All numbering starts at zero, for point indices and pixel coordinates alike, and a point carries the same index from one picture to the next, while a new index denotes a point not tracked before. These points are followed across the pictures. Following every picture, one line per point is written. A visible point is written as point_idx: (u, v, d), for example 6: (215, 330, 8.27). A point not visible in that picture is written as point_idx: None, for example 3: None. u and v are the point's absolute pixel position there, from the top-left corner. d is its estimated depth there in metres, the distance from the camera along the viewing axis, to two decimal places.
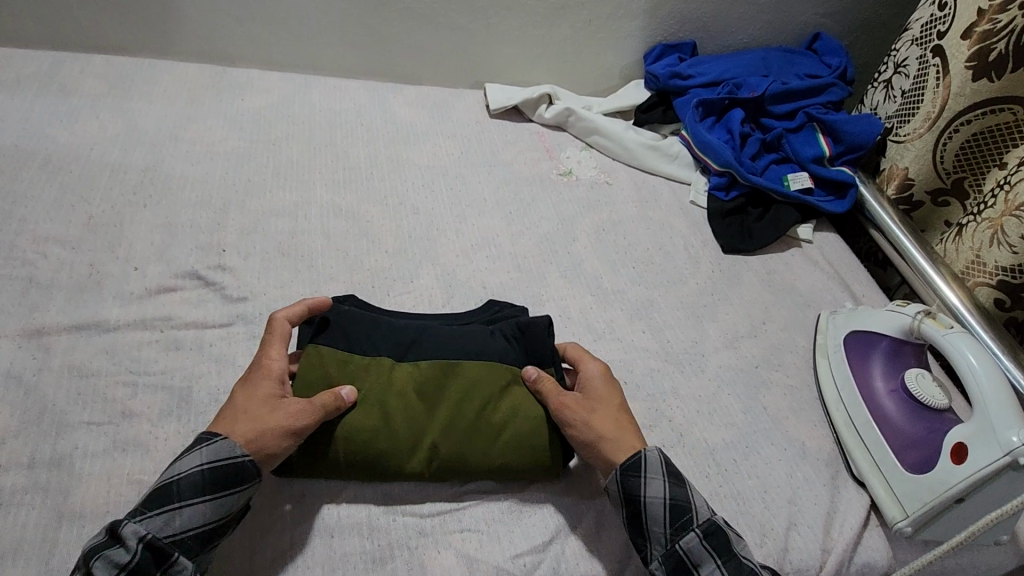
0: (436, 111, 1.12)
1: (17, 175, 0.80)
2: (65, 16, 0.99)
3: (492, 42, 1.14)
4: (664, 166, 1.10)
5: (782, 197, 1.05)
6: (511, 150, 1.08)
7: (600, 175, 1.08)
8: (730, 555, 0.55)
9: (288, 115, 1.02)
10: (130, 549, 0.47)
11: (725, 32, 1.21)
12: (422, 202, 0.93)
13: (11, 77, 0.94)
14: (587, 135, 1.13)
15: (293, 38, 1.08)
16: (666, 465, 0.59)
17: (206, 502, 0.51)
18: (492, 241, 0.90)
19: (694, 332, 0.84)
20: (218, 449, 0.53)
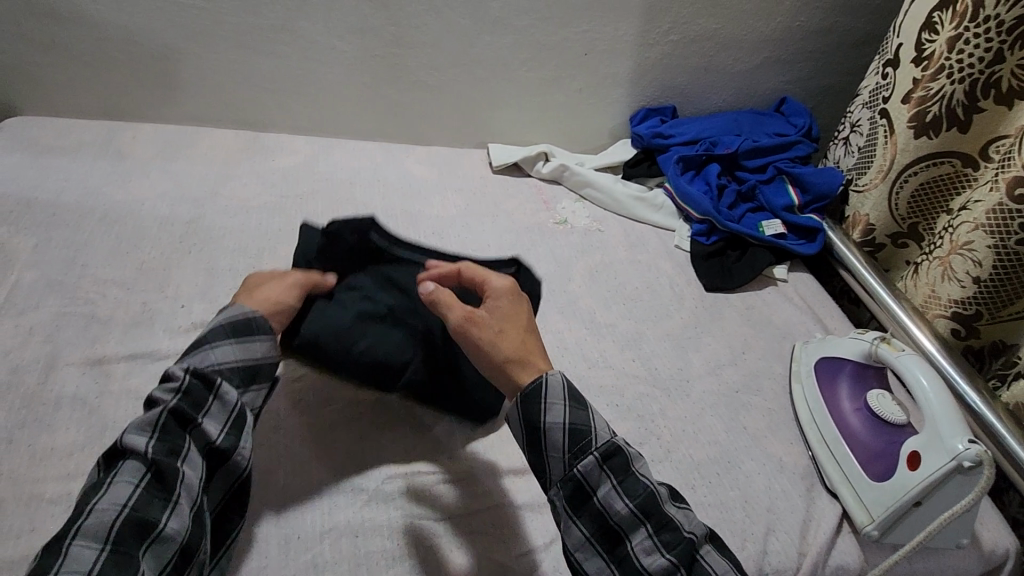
0: (444, 168, 1.25)
1: (80, 226, 0.91)
2: (119, 91, 1.13)
3: (494, 108, 1.28)
4: (651, 215, 1.23)
5: (758, 241, 1.16)
6: (512, 201, 1.20)
7: (592, 223, 1.19)
8: (625, 474, 0.62)
9: (313, 174, 1.15)
10: (178, 377, 0.60)
11: (701, 97, 1.35)
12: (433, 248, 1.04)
13: (73, 143, 1.07)
14: (581, 188, 1.26)
15: (318, 107, 1.22)
16: (567, 389, 0.65)
17: (230, 342, 0.65)
18: None
19: (679, 361, 0.92)
20: (250, 313, 0.67)
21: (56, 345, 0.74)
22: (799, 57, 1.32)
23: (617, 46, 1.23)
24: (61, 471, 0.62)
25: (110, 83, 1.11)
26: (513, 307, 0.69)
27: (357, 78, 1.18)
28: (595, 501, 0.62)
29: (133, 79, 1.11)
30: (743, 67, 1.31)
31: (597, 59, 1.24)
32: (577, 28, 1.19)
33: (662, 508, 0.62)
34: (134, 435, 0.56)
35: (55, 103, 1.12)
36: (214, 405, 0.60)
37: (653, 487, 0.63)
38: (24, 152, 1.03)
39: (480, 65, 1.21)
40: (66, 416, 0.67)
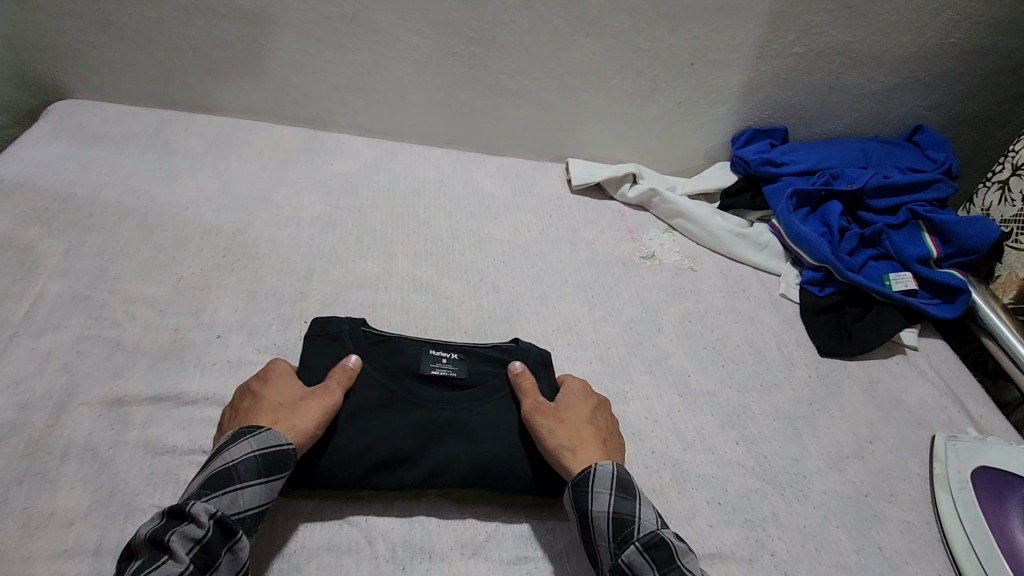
0: (518, 183, 1.12)
1: (117, 231, 0.81)
2: (175, 79, 1.03)
3: (578, 119, 1.14)
4: (753, 255, 1.06)
5: (884, 297, 0.97)
6: (591, 228, 1.05)
7: (684, 260, 1.03)
8: (672, 567, 0.54)
9: (373, 183, 1.03)
10: (202, 526, 0.50)
11: (818, 119, 1.17)
12: (503, 280, 0.90)
13: (121, 133, 0.98)
14: (671, 219, 1.10)
15: (386, 108, 1.10)
16: (617, 478, 0.60)
17: (268, 474, 0.56)
18: (573, 327, 0.86)
19: (794, 448, 0.76)
20: (261, 439, 0.57)
21: (73, 376, 0.64)
22: (943, 80, 1.12)
23: (730, 56, 1.06)
24: (58, 546, 0.52)
25: (165, 69, 1.02)
26: (583, 404, 0.68)
27: (431, 78, 1.06)
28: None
29: (190, 66, 1.02)
30: (875, 89, 1.12)
31: (705, 70, 1.08)
32: (687, 34, 1.03)
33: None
34: None
35: (108, 87, 1.03)
36: (224, 561, 0.50)
37: None
38: (67, 140, 0.94)
39: (570, 71, 1.06)
40: (72, 470, 0.56)
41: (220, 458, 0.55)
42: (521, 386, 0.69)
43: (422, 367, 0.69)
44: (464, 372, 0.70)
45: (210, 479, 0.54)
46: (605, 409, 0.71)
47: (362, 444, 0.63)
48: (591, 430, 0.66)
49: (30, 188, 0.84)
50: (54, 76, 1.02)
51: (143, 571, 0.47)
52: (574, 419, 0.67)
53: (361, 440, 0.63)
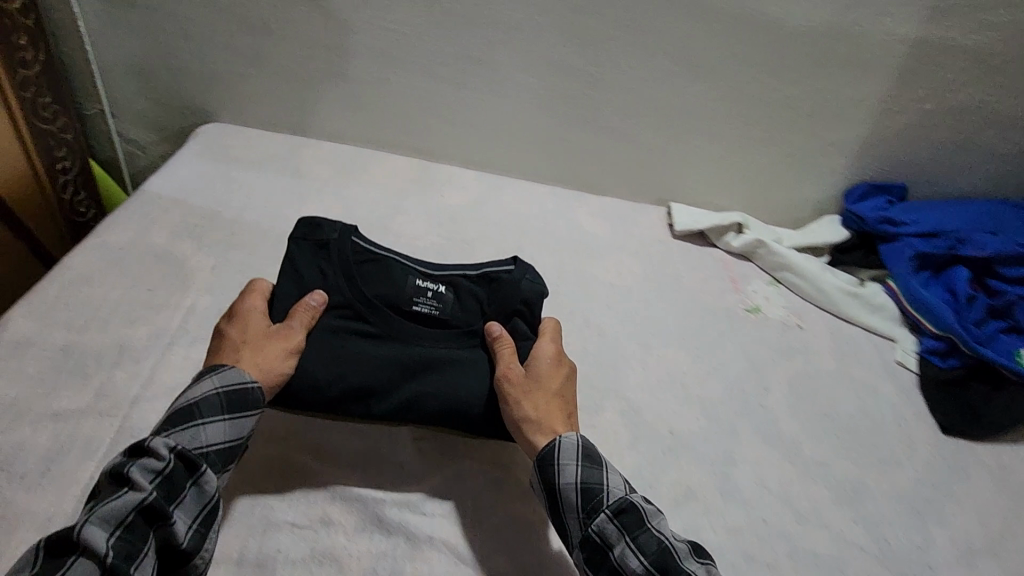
0: (618, 224, 1.12)
1: (255, 250, 0.87)
2: (305, 107, 1.11)
3: (684, 165, 1.13)
4: (866, 316, 1.01)
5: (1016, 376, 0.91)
6: (694, 277, 1.04)
7: (791, 316, 1.00)
8: (640, 532, 0.60)
9: (480, 220, 1.05)
10: (162, 458, 0.57)
11: (941, 178, 1.11)
12: (607, 324, 0.90)
13: (256, 156, 1.06)
14: (776, 270, 1.06)
15: (497, 145, 1.13)
16: (581, 450, 0.67)
17: (234, 416, 0.64)
18: (678, 379, 0.84)
19: (917, 536, 0.72)
20: (225, 376, 0.66)
21: None
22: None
23: (852, 111, 1.03)
24: None
25: (299, 100, 1.10)
26: (551, 375, 0.74)
27: (543, 119, 1.09)
28: (609, 561, 0.61)
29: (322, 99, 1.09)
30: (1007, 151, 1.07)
31: (823, 123, 1.05)
32: (808, 87, 1.01)
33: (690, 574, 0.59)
34: (95, 526, 0.52)
35: (246, 112, 1.12)
36: (185, 492, 0.59)
37: (673, 544, 0.61)
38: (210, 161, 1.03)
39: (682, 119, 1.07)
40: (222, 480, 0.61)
41: (186, 400, 0.63)
42: (498, 347, 0.76)
43: (405, 303, 0.79)
44: (446, 306, 0.80)
45: (167, 418, 0.63)
46: (574, 377, 0.77)
47: (332, 375, 0.72)
48: (553, 397, 0.73)
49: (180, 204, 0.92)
50: (204, 101, 1.12)
51: (109, 502, 0.54)
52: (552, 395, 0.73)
53: (338, 367, 0.73)
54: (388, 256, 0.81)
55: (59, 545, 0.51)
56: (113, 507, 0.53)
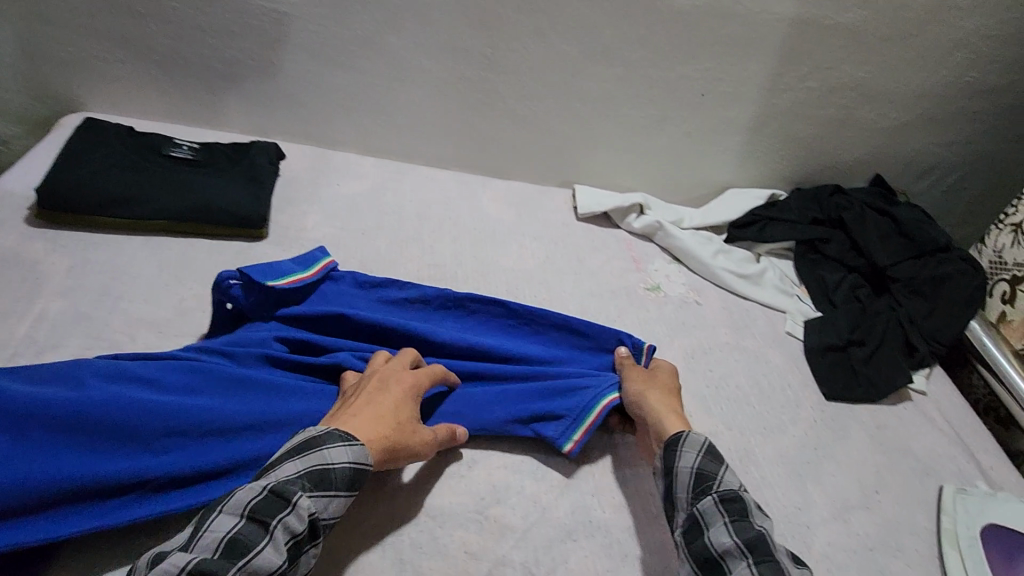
0: (731, 313, 0.93)
1: (490, 290, 0.86)
2: (488, 150, 1.04)
3: (699, 163, 1.06)
4: (890, 350, 0.88)
5: (893, 341, 0.89)
6: (777, 354, 0.87)
7: (908, 433, 0.81)
8: (743, 519, 0.52)
9: (713, 324, 0.90)
10: (302, 521, 0.47)
11: (827, 148, 1.05)
12: (778, 437, 0.75)
13: (401, 200, 0.97)
14: (737, 280, 0.96)
15: (698, 156, 1.05)
16: (707, 443, 0.59)
17: (348, 498, 0.51)
18: (896, 527, 0.68)
19: None
20: (359, 452, 0.52)
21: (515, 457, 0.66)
22: (991, 90, 1.00)
23: (743, 92, 0.97)
24: None
25: (494, 139, 1.02)
26: (671, 383, 0.69)
27: (608, 103, 0.98)
28: (703, 539, 0.52)
29: (526, 159, 1.05)
30: (886, 128, 1.03)
31: (896, 197, 1.07)
32: (764, 68, 0.94)
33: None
34: None
35: (399, 120, 1.00)
36: (302, 561, 0.48)
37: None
38: (357, 258, 0.85)
39: (896, 203, 1.04)
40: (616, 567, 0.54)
41: (319, 452, 0.51)
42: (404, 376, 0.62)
43: (164, 150, 0.86)
44: (194, 156, 0.86)
45: (294, 451, 0.51)
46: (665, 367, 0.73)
47: (148, 195, 0.80)
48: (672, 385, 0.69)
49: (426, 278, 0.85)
50: (343, 140, 1.02)
51: (247, 555, 0.43)
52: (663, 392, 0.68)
53: (197, 198, 0.80)
54: (168, 149, 0.86)
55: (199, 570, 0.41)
56: (258, 561, 0.43)
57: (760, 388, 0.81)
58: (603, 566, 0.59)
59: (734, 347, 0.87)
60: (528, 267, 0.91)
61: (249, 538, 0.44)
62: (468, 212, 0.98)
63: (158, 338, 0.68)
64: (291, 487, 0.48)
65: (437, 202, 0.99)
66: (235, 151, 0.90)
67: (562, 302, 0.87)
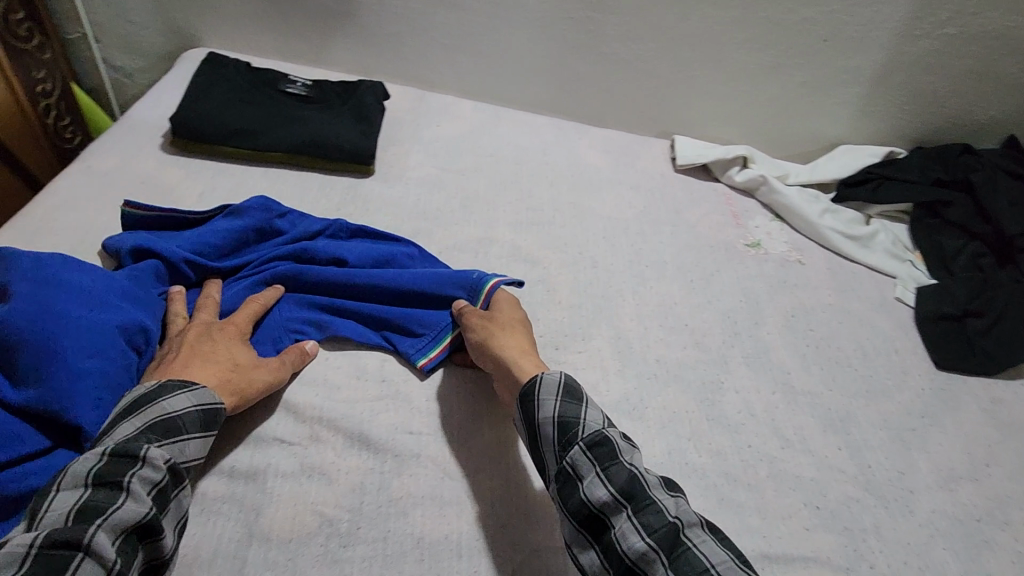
0: (836, 274, 0.89)
1: (585, 236, 0.86)
2: (586, 96, 1.02)
3: (810, 115, 1.00)
4: (1019, 324, 0.82)
5: (1020, 316, 0.82)
6: (885, 320, 0.83)
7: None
8: (613, 462, 0.51)
9: (815, 285, 0.86)
10: (160, 468, 0.47)
11: (958, 103, 0.97)
12: (882, 402, 0.73)
13: (497, 143, 0.97)
14: (846, 241, 0.92)
15: (809, 107, 0.99)
16: (563, 384, 0.57)
17: (204, 438, 0.52)
18: (1007, 502, 0.66)
19: None
20: (201, 394, 0.53)
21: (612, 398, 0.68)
22: None
23: (870, 39, 0.90)
24: None
25: (593, 84, 1.00)
26: (515, 317, 0.67)
27: (718, 48, 0.93)
28: (580, 494, 0.50)
29: (624, 106, 1.02)
30: None
31: None
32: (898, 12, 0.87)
33: (687, 538, 0.47)
34: (103, 535, 0.42)
35: (499, 62, 0.99)
36: (172, 504, 0.48)
37: (677, 497, 0.51)
38: (455, 198, 0.87)
39: None
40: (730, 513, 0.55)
41: (156, 405, 0.50)
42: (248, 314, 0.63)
43: (279, 85, 0.89)
44: (306, 92, 0.90)
45: (127, 412, 0.50)
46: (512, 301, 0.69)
47: (267, 127, 0.84)
48: (517, 320, 0.66)
49: (523, 221, 0.86)
50: (440, 81, 1.03)
51: (110, 510, 0.43)
52: (506, 332, 0.64)
53: (311, 133, 0.84)
54: (283, 84, 0.90)
55: (55, 537, 0.40)
56: (123, 514, 0.43)
57: (864, 352, 0.78)
58: (701, 507, 0.60)
59: (837, 309, 0.84)
60: (623, 215, 0.90)
61: (104, 500, 0.43)
62: (562, 158, 0.98)
63: None
64: (134, 444, 0.47)
65: (533, 147, 0.98)
66: (343, 88, 0.92)
67: (658, 253, 0.86)
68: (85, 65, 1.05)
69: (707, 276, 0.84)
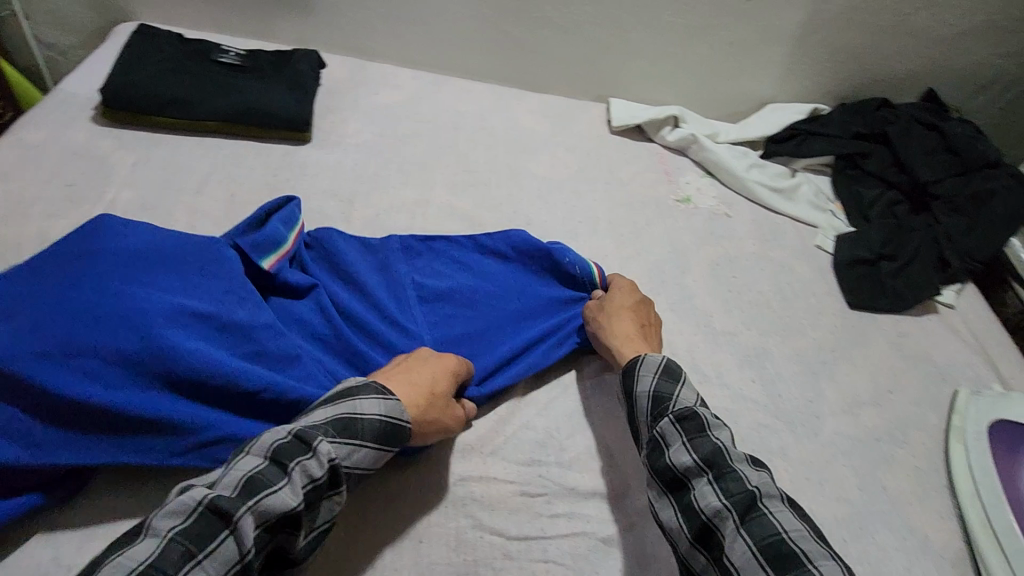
0: (761, 226, 0.93)
1: (521, 196, 0.89)
2: (524, 61, 1.04)
3: (739, 75, 1.03)
4: (923, 264, 0.87)
5: (925, 256, 0.88)
6: (806, 266, 0.88)
7: (930, 342, 0.82)
8: (701, 434, 0.53)
9: (741, 236, 0.90)
10: (323, 466, 0.46)
11: (877, 60, 1.01)
12: (797, 340, 0.78)
13: (436, 110, 0.99)
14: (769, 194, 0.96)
15: (738, 68, 1.02)
16: (664, 363, 0.60)
17: (379, 453, 0.51)
18: (905, 423, 0.71)
19: None
20: (393, 406, 0.52)
21: None
22: None
23: None
24: None
25: (530, 50, 1.02)
26: (629, 301, 0.69)
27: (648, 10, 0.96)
28: (664, 459, 0.53)
29: (562, 71, 1.05)
30: (942, 37, 0.98)
31: (948, 113, 1.03)
32: None
33: (764, 506, 0.47)
34: (247, 516, 0.42)
35: (437, 29, 1.00)
36: (323, 506, 0.48)
37: (782, 503, 0.48)
38: (393, 162, 0.89)
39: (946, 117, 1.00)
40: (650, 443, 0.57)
41: (350, 402, 0.51)
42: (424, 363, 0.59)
43: (213, 56, 0.90)
44: (240, 61, 0.90)
45: (333, 398, 0.51)
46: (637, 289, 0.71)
47: (200, 96, 0.84)
48: (629, 306, 0.69)
49: (460, 183, 0.88)
50: (380, 51, 1.04)
51: (263, 494, 0.43)
52: (636, 322, 0.67)
53: (245, 100, 0.85)
54: (217, 55, 0.90)
55: (212, 504, 0.42)
56: (274, 501, 0.43)
57: (783, 296, 0.83)
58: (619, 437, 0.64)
59: (761, 257, 0.88)
60: (560, 176, 0.93)
61: (267, 477, 0.44)
62: (501, 123, 1.00)
63: (216, 227, 0.74)
64: (312, 433, 0.48)
65: (472, 113, 1.00)
66: (278, 57, 0.93)
67: (592, 209, 0.89)
68: (16, 42, 1.04)
69: (638, 230, 0.88)
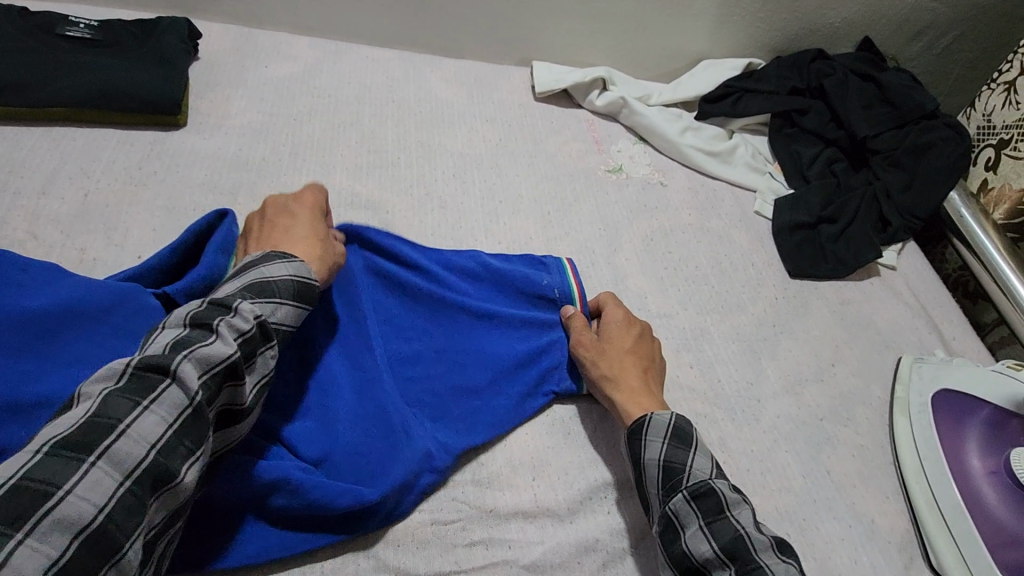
0: (696, 193, 0.87)
1: (435, 177, 0.80)
2: (434, 24, 0.93)
3: (670, 30, 0.95)
4: (866, 226, 0.83)
5: (866, 217, 0.84)
6: (745, 235, 0.83)
7: (872, 308, 0.78)
8: (717, 517, 0.47)
9: (676, 206, 0.84)
10: (249, 320, 0.42)
11: (812, 8, 0.95)
12: (736, 316, 0.73)
13: (337, 83, 0.88)
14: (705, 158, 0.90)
15: (668, 21, 0.94)
16: (674, 426, 0.52)
17: (298, 310, 0.47)
18: (849, 398, 0.67)
19: None
20: (299, 266, 0.48)
21: None
22: None
23: None
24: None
25: (439, 10, 0.91)
26: (627, 342, 0.59)
27: None
28: (680, 545, 0.47)
29: (477, 33, 0.95)
30: None
31: (885, 62, 0.98)
32: None
33: None
34: (187, 366, 0.37)
35: None
36: (259, 361, 0.43)
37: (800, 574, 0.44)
38: (285, 145, 0.78)
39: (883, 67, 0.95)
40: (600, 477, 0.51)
41: (255, 268, 0.46)
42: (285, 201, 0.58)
43: (57, 28, 0.76)
44: (91, 34, 0.77)
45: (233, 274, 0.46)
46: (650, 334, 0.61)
47: (39, 76, 0.71)
48: (629, 344, 0.59)
49: (364, 165, 0.79)
50: (269, 17, 0.91)
51: (191, 347, 0.38)
52: (634, 357, 0.58)
53: (98, 80, 0.72)
54: (61, 27, 0.76)
55: (144, 366, 0.36)
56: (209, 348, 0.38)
57: (722, 270, 0.77)
58: (545, 444, 0.58)
59: (697, 228, 0.82)
60: (479, 151, 0.84)
61: (196, 335, 0.39)
62: (411, 94, 0.90)
63: (65, 235, 0.63)
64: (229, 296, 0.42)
65: (378, 84, 0.90)
66: (140, 28, 0.80)
67: (514, 187, 0.81)
68: None
69: (566, 207, 0.80)
